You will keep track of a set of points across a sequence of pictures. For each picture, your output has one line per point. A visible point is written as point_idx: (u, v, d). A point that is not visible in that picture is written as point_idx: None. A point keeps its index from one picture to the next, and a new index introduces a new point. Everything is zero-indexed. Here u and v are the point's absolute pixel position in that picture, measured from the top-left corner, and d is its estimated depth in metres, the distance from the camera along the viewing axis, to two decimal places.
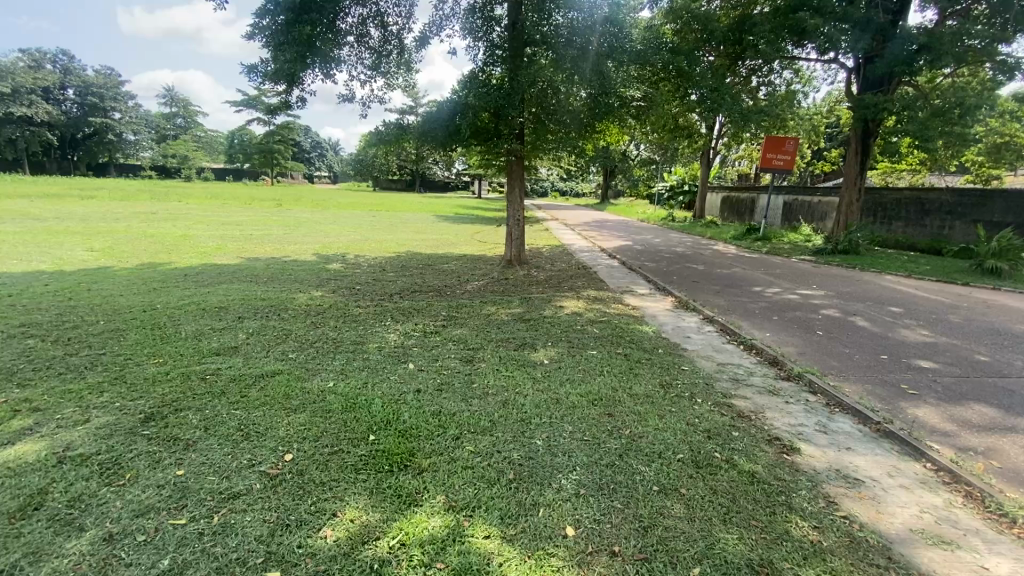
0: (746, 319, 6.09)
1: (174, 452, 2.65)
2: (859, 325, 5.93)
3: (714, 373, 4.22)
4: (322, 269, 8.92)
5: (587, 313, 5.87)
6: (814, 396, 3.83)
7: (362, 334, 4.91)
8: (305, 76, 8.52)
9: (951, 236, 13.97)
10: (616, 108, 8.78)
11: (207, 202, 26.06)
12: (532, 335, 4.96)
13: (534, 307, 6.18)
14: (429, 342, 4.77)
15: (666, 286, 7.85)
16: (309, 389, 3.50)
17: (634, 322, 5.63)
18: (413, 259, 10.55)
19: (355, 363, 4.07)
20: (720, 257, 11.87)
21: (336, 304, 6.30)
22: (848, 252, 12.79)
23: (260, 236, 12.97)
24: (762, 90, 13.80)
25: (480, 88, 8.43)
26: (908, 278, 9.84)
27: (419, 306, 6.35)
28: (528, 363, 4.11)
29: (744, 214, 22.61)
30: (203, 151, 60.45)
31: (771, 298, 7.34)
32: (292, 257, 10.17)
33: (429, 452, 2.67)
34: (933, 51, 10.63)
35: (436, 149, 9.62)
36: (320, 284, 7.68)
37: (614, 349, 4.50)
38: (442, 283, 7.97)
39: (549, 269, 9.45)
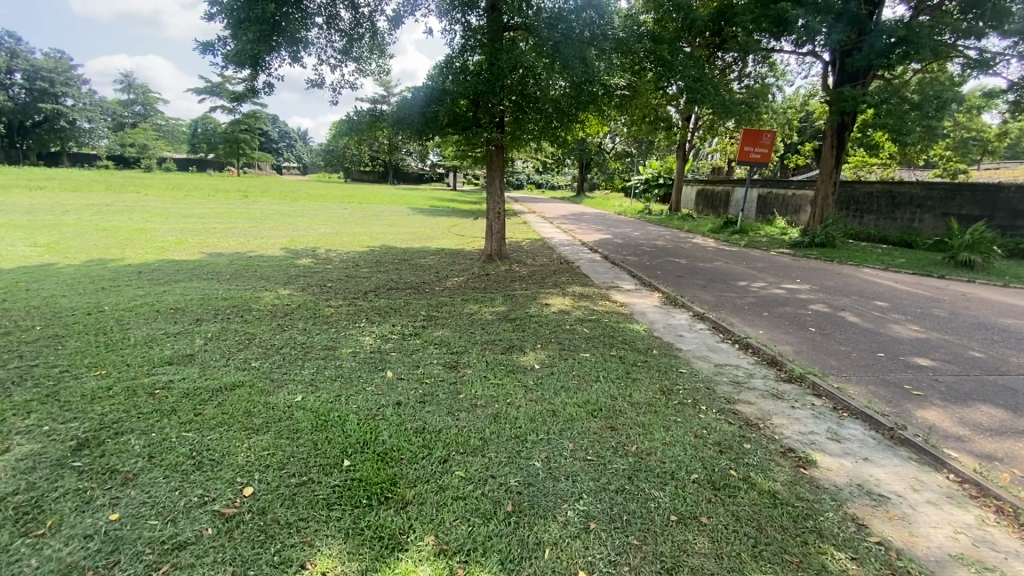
0: (736, 316, 5.90)
1: (108, 490, 2.25)
2: (849, 321, 5.82)
3: (713, 376, 3.99)
4: (290, 265, 8.40)
5: (574, 311, 5.58)
6: (819, 399, 3.63)
7: (334, 339, 4.50)
8: (271, 59, 7.96)
9: (921, 229, 14.24)
10: (599, 97, 8.51)
11: (166, 193, 24.80)
12: (519, 336, 4.64)
13: (518, 305, 5.86)
14: (408, 345, 4.41)
15: (652, 281, 7.64)
16: (274, 405, 3.10)
17: (624, 320, 5.37)
18: (387, 254, 10.08)
19: (326, 372, 3.68)
20: (701, 250, 11.77)
21: (306, 304, 5.85)
22: (824, 245, 12.87)
23: (223, 230, 12.26)
24: (740, 83, 13.79)
25: (458, 74, 8.02)
26: (886, 271, 9.90)
27: (395, 305, 5.95)
28: (517, 369, 3.79)
29: (719, 207, 22.74)
30: (163, 141, 57.83)
31: (758, 292, 7.20)
32: (258, 252, 9.58)
33: (413, 480, 2.34)
34: (910, 45, 10.68)
35: (412, 138, 9.17)
36: (288, 281, 7.18)
37: (608, 352, 4.22)
38: (420, 280, 7.56)
39: (531, 264, 9.14)
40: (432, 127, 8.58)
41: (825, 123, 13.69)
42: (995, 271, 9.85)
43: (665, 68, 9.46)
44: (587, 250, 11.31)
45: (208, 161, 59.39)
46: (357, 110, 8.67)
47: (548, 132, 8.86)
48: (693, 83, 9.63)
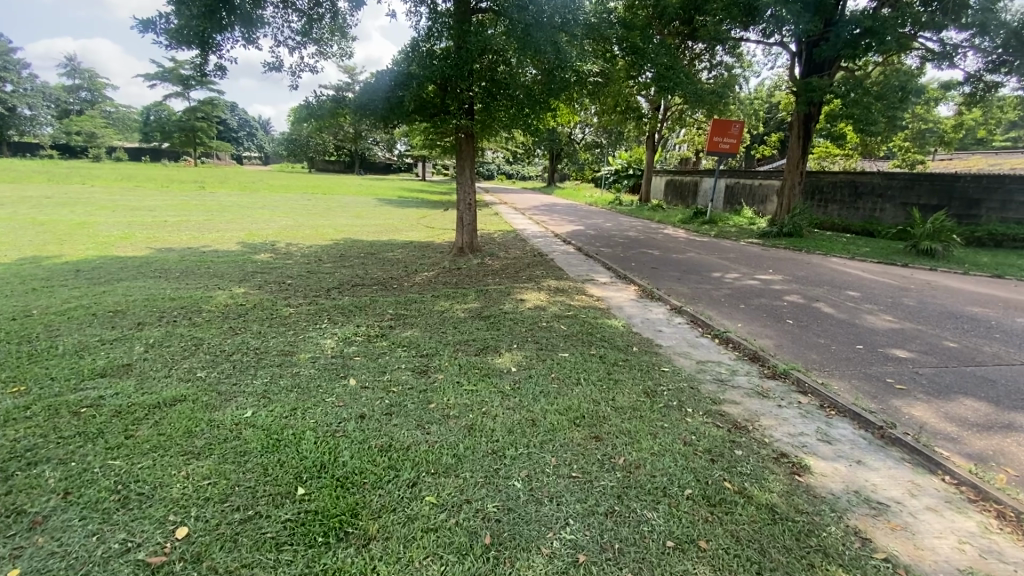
0: (714, 308, 5.78)
1: (9, 539, 1.89)
2: (825, 312, 5.79)
3: (697, 374, 3.82)
4: (247, 261, 7.89)
5: (550, 307, 5.34)
6: (804, 397, 3.51)
7: (293, 343, 4.14)
8: (223, 39, 7.41)
9: (882, 218, 14.63)
10: (572, 84, 8.26)
11: (114, 184, 23.32)
12: (494, 336, 4.37)
13: (492, 301, 5.59)
14: (373, 348, 4.08)
15: (627, 274, 7.49)
16: (220, 423, 2.76)
17: (601, 316, 5.17)
18: (353, 247, 9.63)
19: (281, 382, 3.33)
20: (674, 241, 11.73)
21: (262, 304, 5.43)
22: (792, 235, 13.04)
23: (175, 223, 11.51)
24: (709, 74, 13.81)
25: (424, 57, 7.61)
26: (852, 260, 10.06)
27: (360, 303, 5.59)
28: (492, 372, 3.52)
29: (688, 197, 22.94)
30: (112, 128, 54.69)
31: (733, 283, 7.13)
32: (213, 247, 8.99)
33: (377, 510, 2.07)
34: (876, 36, 10.82)
35: (377, 125, 8.72)
36: (244, 278, 6.70)
37: (587, 351, 4.00)
38: (387, 275, 7.20)
39: (503, 257, 8.87)
40: (398, 114, 8.17)
41: (793, 113, 13.83)
42: (955, 259, 10.14)
43: (636, 55, 9.20)
44: (560, 242, 11.11)
45: (161, 150, 56.48)
46: (318, 95, 8.17)
47: (520, 120, 8.56)
48: (665, 71, 9.39)
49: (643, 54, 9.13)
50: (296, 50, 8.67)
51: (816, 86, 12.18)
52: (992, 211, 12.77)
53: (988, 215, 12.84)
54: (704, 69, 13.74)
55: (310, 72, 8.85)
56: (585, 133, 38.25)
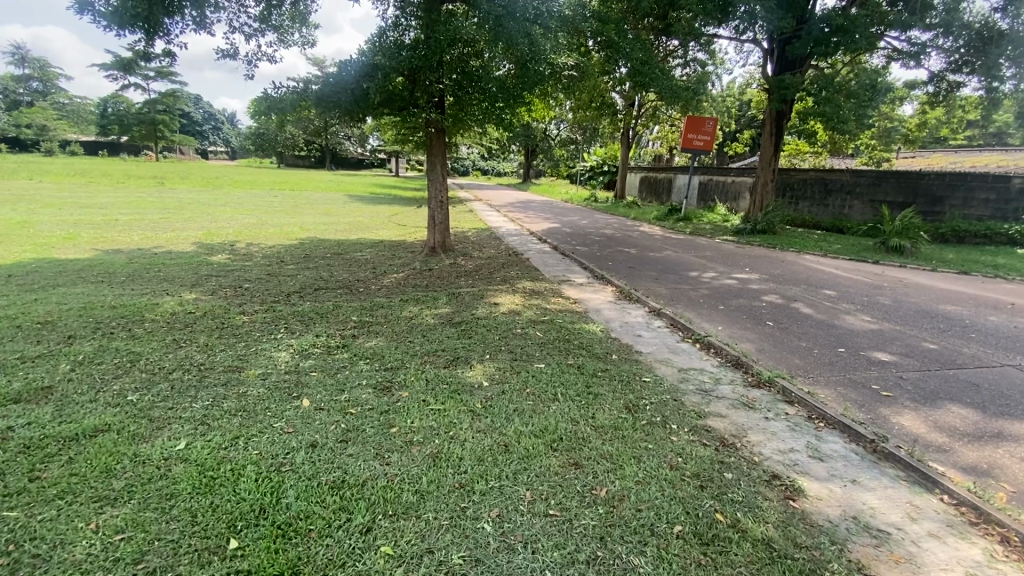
0: (693, 310, 5.61)
1: None
2: (804, 312, 5.69)
3: (679, 384, 3.61)
4: (202, 263, 7.39)
5: (524, 312, 5.07)
6: (791, 407, 3.34)
7: (243, 357, 3.77)
8: (171, 23, 6.91)
9: (851, 215, 14.86)
10: (546, 78, 8.01)
11: (64, 180, 22.06)
12: (465, 345, 4.08)
13: (463, 306, 5.29)
14: (331, 362, 3.74)
15: (604, 274, 7.29)
16: (146, 459, 2.41)
17: (578, 320, 4.93)
18: (319, 247, 9.19)
19: (224, 405, 2.98)
20: (649, 239, 11.63)
21: (214, 311, 5.02)
22: (766, 232, 13.10)
23: (126, 222, 10.81)
24: (682, 71, 13.75)
25: (391, 47, 7.20)
26: (825, 257, 10.12)
27: (322, 309, 5.22)
28: (461, 388, 3.24)
29: (661, 194, 23.00)
30: (65, 121, 52.03)
31: (710, 283, 7.00)
32: (166, 248, 8.44)
33: (323, 566, 1.78)
34: (848, 34, 10.85)
35: (342, 119, 8.30)
36: (196, 283, 6.23)
37: (564, 361, 3.75)
38: (353, 278, 6.81)
39: (477, 257, 8.57)
40: (365, 107, 7.77)
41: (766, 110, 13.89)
42: (923, 255, 10.30)
43: (613, 48, 9.38)
44: (535, 241, 10.87)
45: (119, 144, 54.00)
46: (277, 87, 7.69)
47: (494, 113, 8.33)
48: (639, 66, 9.60)
49: (622, 45, 9.36)
50: (253, 37, 8.21)
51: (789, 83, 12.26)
52: (955, 208, 13.09)
53: (951, 212, 13.15)
54: (678, 65, 13.66)
55: (269, 61, 8.39)
56: (560, 129, 38.11)
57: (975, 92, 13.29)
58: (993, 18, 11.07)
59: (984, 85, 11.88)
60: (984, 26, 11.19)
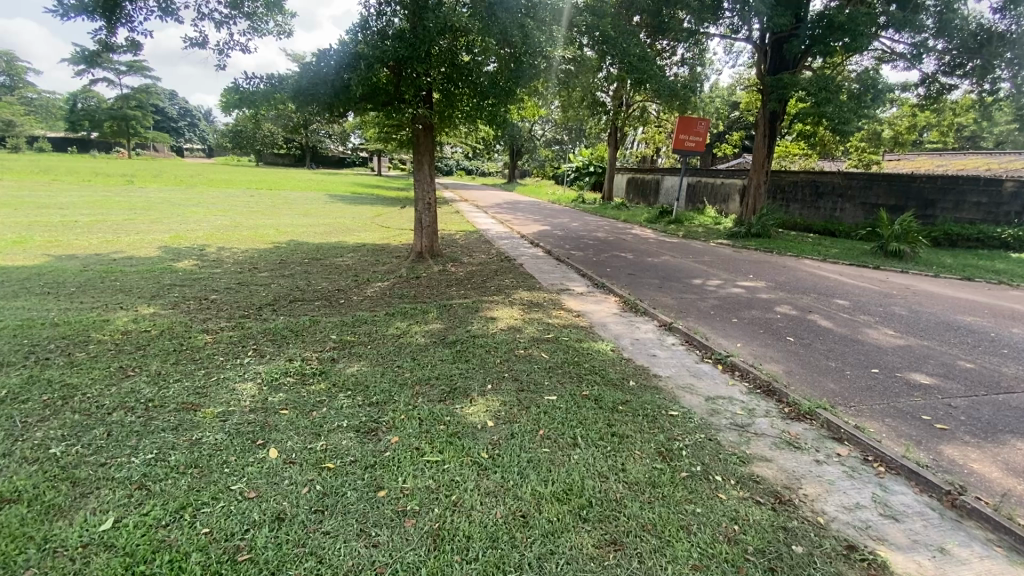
0: (706, 324, 5.17)
1: None
2: (823, 325, 5.30)
3: (710, 419, 3.15)
4: (165, 270, 6.73)
5: (525, 328, 4.56)
6: (841, 447, 2.91)
7: (200, 391, 3.19)
8: (134, 8, 6.24)
9: (843, 218, 14.69)
10: (541, 72, 7.56)
11: (25, 177, 20.92)
12: (461, 371, 3.56)
13: (456, 321, 4.76)
14: (306, 396, 3.19)
15: (603, 281, 6.82)
16: (58, 547, 1.85)
17: (586, 337, 4.43)
18: (296, 252, 8.55)
19: (170, 459, 2.42)
20: (643, 242, 11.23)
21: (173, 330, 4.41)
22: (760, 236, 12.83)
23: (86, 223, 10.03)
24: (674, 70, 13.39)
25: (375, 38, 6.60)
26: (825, 262, 9.84)
27: (297, 326, 4.64)
28: (461, 430, 2.72)
29: (649, 196, 22.72)
30: (31, 115, 49.93)
31: (716, 291, 6.58)
32: (127, 252, 7.75)
33: None
34: (849, 33, 10.44)
35: (322, 114, 7.70)
36: (156, 294, 5.58)
37: (578, 391, 3.26)
38: (334, 287, 6.22)
39: (467, 263, 8.05)
40: (347, 100, 7.18)
41: (760, 110, 13.64)
42: (922, 260, 10.08)
43: (605, 44, 8.90)
44: (527, 245, 10.36)
45: (89, 140, 52.06)
46: (250, 78, 7.02)
47: (486, 111, 8.02)
48: (636, 61, 9.17)
49: (613, 42, 8.86)
50: (224, 24, 7.64)
51: (786, 82, 12.20)
52: (947, 212, 12.97)
53: (944, 216, 13.03)
54: (671, 64, 13.32)
55: (242, 51, 7.79)
56: (545, 129, 37.72)
57: (967, 95, 13.14)
58: (989, 20, 10.84)
59: (978, 88, 11.71)
60: (980, 28, 10.99)
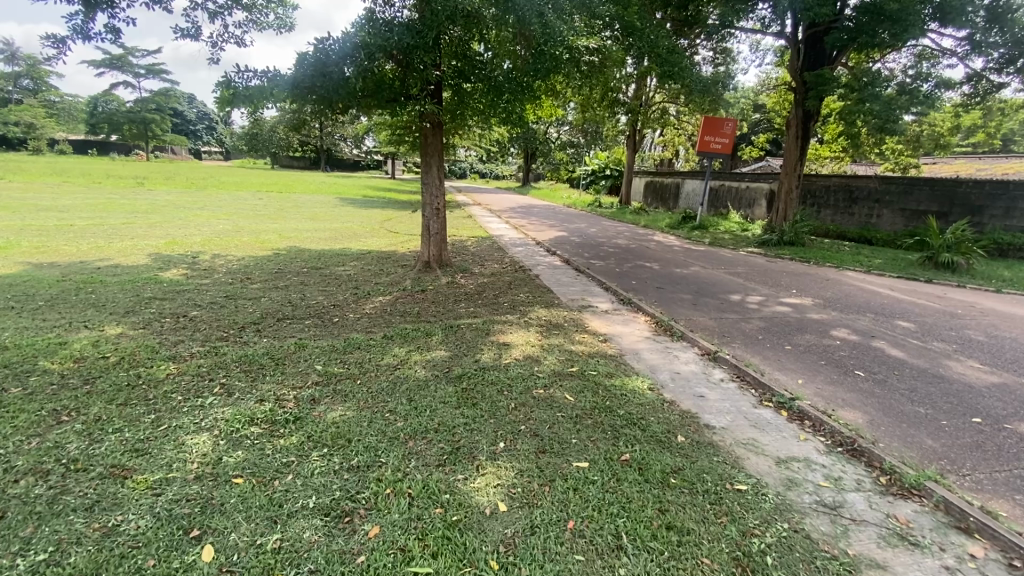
0: (756, 352, 4.42)
1: None
2: (892, 355, 4.52)
3: (789, 495, 2.42)
4: (148, 280, 6.16)
5: (543, 358, 3.84)
6: (975, 545, 2.16)
7: (138, 447, 2.54)
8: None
9: (879, 225, 13.75)
10: (562, 66, 6.92)
11: (37, 180, 20.76)
12: (466, 419, 2.86)
13: (464, 348, 4.08)
14: (272, 454, 2.54)
15: (631, 297, 6.10)
16: None
17: (617, 371, 3.70)
18: (295, 260, 7.95)
19: (64, 566, 1.78)
20: (668, 250, 10.48)
21: (136, 357, 3.80)
22: (794, 244, 11.97)
23: (81, 227, 9.58)
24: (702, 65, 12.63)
25: (378, 26, 5.85)
26: (869, 274, 8.97)
27: (280, 353, 3.99)
28: (463, 519, 2.04)
29: (669, 200, 21.89)
30: (54, 119, 50.61)
31: (759, 309, 5.83)
32: (113, 260, 7.21)
33: None
34: (898, 23, 9.68)
35: (322, 113, 7.06)
36: (131, 310, 5.00)
37: (615, 453, 2.56)
38: (330, 302, 5.59)
39: (479, 274, 7.38)
40: (349, 96, 6.48)
41: (794, 111, 12.83)
42: (978, 273, 9.17)
43: (630, 35, 8.05)
44: (543, 253, 9.66)
45: (109, 143, 52.69)
46: (244, 73, 6.30)
47: (500, 107, 7.39)
48: (664, 55, 8.47)
49: (639, 34, 8.04)
50: (219, 14, 7.21)
51: (826, 79, 11.46)
52: (996, 219, 11.79)
53: (992, 223, 11.86)
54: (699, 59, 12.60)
55: (239, 44, 7.27)
56: (560, 132, 36.99)
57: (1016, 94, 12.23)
58: None
59: None
60: None
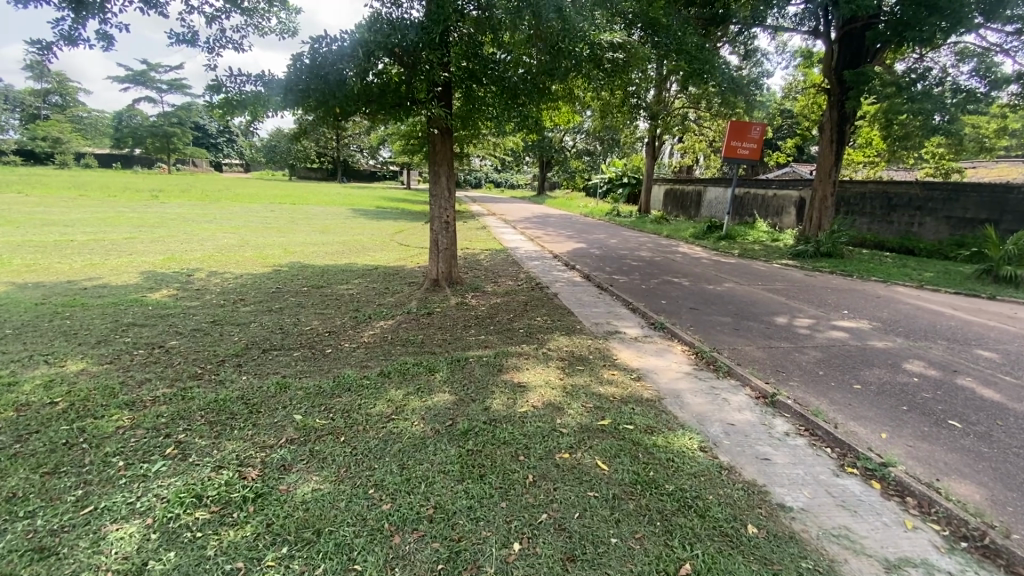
0: (820, 394, 3.69)
1: None
2: (987, 397, 3.74)
3: None
4: (131, 303, 5.67)
5: (566, 407, 3.17)
6: None
7: (44, 546, 1.96)
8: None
9: (922, 234, 12.79)
10: (584, 63, 6.30)
11: (55, 193, 20.86)
12: (471, 501, 2.22)
13: (471, 391, 3.43)
14: (212, 558, 1.92)
15: (662, 320, 5.41)
16: None
17: (657, 425, 3.02)
18: (296, 277, 7.43)
19: None
20: (695, 263, 9.76)
21: (86, 403, 3.24)
22: (831, 255, 11.12)
23: (80, 243, 9.23)
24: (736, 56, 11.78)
25: (380, 22, 5.32)
26: (922, 289, 8.11)
27: (256, 396, 3.40)
28: None
29: (690, 209, 21.08)
30: (80, 133, 51.78)
31: (811, 335, 5.08)
32: (102, 279, 6.78)
33: None
34: (953, 16, 8.85)
35: (324, 121, 6.53)
36: (104, 339, 4.49)
37: (670, 563, 1.90)
38: (325, 328, 5.01)
39: (491, 293, 6.75)
40: (352, 102, 5.92)
41: (831, 113, 12.01)
42: None
43: (654, 34, 7.32)
44: (561, 267, 9.01)
45: (133, 157, 53.74)
46: (237, 79, 5.82)
47: (514, 112, 6.83)
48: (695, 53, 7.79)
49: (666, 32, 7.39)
50: (217, 18, 6.77)
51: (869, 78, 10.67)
52: None
53: None
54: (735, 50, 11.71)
55: (237, 48, 6.83)
56: (576, 139, 36.42)
57: None
58: None
59: None
60: None
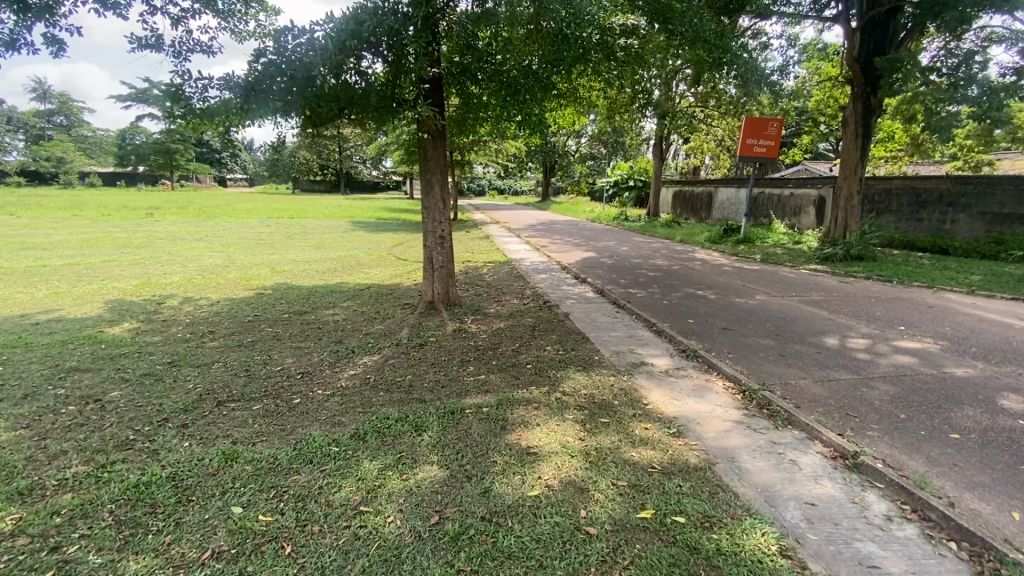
0: (911, 449, 2.88)
1: None
2: None
3: None
4: (83, 340, 4.96)
5: (592, 488, 2.39)
6: None
7: None
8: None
9: (956, 231, 11.91)
10: (590, 52, 5.54)
11: (50, 214, 20.37)
12: None
13: (465, 462, 2.65)
14: None
15: (692, 346, 4.62)
16: None
17: (716, 515, 2.23)
18: (278, 302, 6.73)
19: None
20: (716, 271, 8.97)
21: None
22: (862, 258, 10.28)
23: (54, 269, 8.61)
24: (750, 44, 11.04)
25: (354, 10, 4.58)
26: (975, 296, 7.26)
27: (192, 475, 2.64)
28: None
29: (701, 210, 20.25)
30: (84, 154, 51.84)
31: (872, 361, 4.28)
32: (63, 310, 6.11)
33: None
34: None
35: (301, 130, 5.83)
36: (32, 391, 3.77)
37: None
38: (299, 367, 4.27)
39: (494, 315, 6.01)
40: (329, 105, 5.22)
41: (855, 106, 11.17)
42: None
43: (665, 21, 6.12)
44: (571, 281, 8.24)
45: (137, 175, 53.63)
46: (198, 83, 5.14)
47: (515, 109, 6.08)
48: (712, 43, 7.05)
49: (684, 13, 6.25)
50: (185, 20, 6.13)
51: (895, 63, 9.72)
52: None
53: None
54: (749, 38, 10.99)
55: (206, 52, 6.16)
56: (581, 143, 35.77)
57: None
58: None
59: None
60: None
